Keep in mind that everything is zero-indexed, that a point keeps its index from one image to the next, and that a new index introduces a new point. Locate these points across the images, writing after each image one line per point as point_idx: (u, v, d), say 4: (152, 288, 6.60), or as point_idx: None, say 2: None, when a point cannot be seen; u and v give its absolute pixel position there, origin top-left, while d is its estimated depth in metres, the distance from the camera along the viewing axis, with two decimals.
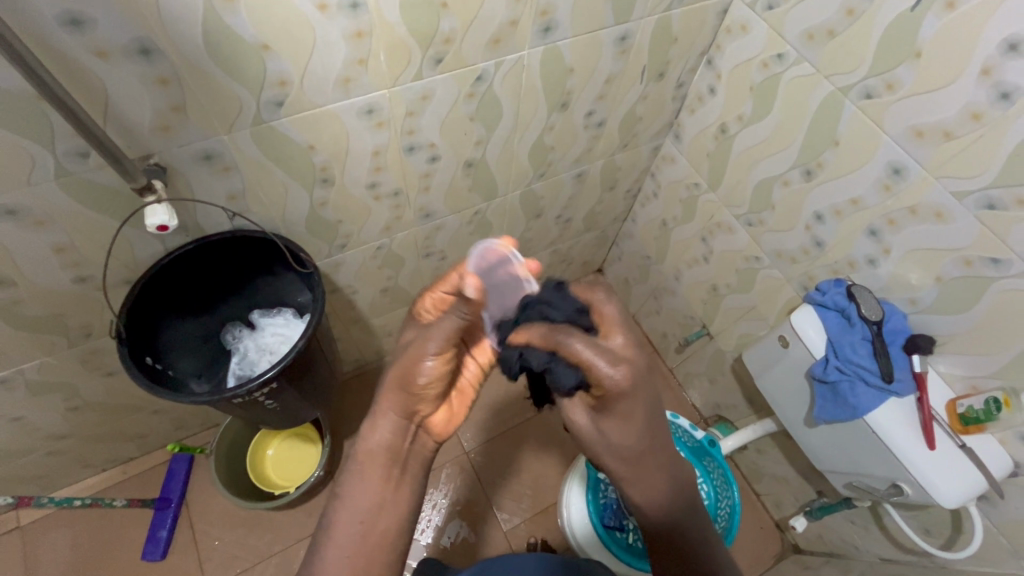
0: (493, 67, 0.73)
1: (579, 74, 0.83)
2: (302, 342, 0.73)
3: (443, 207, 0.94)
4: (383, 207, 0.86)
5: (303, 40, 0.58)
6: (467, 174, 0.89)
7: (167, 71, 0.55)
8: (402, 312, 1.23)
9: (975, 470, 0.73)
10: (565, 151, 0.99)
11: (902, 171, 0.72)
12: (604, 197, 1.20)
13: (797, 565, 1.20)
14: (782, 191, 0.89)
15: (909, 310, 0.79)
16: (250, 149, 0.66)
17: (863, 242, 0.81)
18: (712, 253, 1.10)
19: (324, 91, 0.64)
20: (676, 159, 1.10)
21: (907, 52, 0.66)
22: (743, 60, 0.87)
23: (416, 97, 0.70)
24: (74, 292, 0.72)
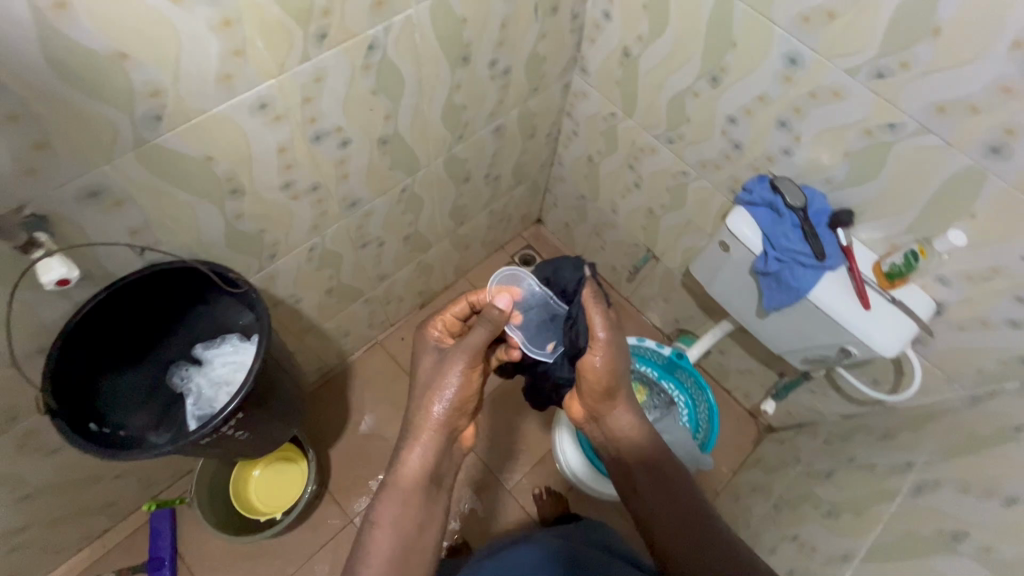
0: (383, 32, 0.68)
1: (473, 24, 0.79)
2: (257, 365, 0.69)
3: (368, 191, 0.90)
4: (304, 205, 0.82)
5: (165, 40, 0.52)
6: (383, 152, 0.85)
7: (14, 106, 0.48)
8: (354, 309, 1.19)
9: (905, 317, 0.81)
10: (478, 106, 0.96)
11: (797, 59, 0.75)
12: (527, 146, 1.19)
13: (774, 443, 1.31)
14: (693, 102, 0.91)
15: (826, 190, 0.84)
16: (141, 174, 0.60)
17: (777, 135, 0.84)
18: (642, 178, 1.12)
19: (206, 93, 0.58)
20: (587, 93, 1.09)
21: None
22: None
23: (309, 80, 0.65)
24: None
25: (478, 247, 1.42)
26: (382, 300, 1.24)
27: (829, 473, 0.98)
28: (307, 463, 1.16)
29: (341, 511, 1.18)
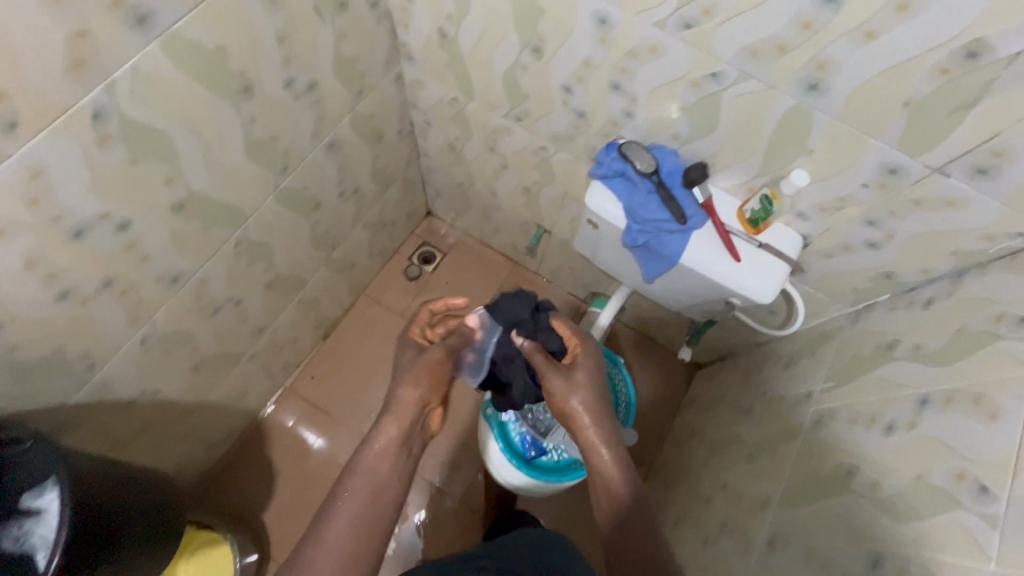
0: (103, 94, 0.55)
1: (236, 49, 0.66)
2: (63, 535, 0.58)
3: (189, 262, 0.79)
4: (104, 305, 0.70)
5: None
6: (187, 217, 0.73)
7: None
8: (236, 370, 1.09)
9: (776, 260, 0.80)
10: (291, 133, 0.83)
11: (606, 20, 0.68)
12: (377, 152, 1.08)
13: (704, 380, 1.33)
14: (525, 75, 0.83)
15: (676, 147, 0.80)
16: None
17: (613, 98, 0.78)
18: (506, 158, 1.04)
19: None
20: (423, 81, 0.98)
21: None
22: None
23: (26, 180, 0.53)
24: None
25: (366, 263, 1.32)
26: (270, 351, 1.14)
27: (748, 412, 0.99)
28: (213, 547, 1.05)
29: None
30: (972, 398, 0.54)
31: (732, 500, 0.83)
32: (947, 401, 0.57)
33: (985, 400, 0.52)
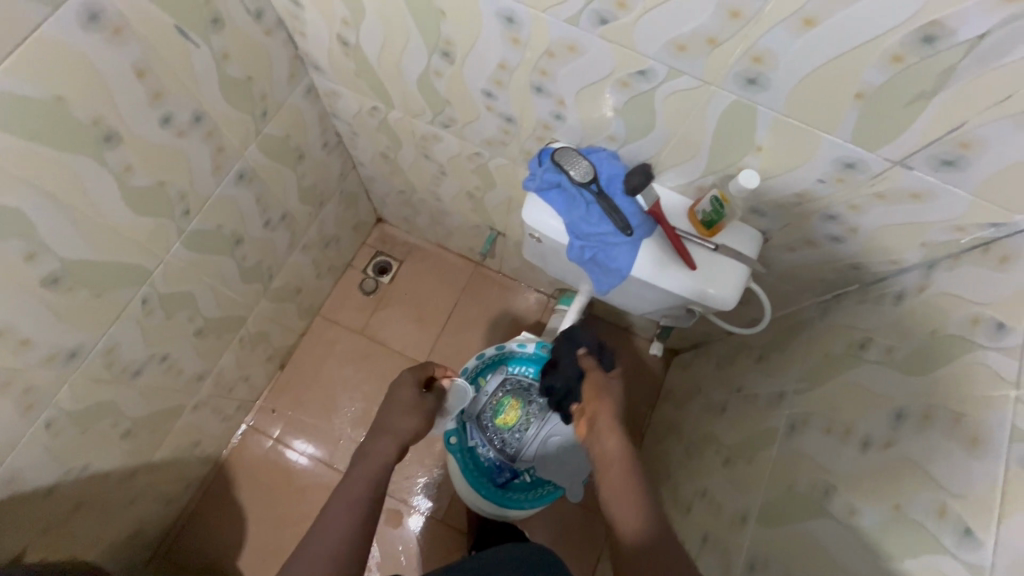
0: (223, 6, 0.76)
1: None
2: None
3: (217, 154, 0.89)
4: (193, 140, 0.82)
5: None
6: (200, 129, 0.83)
7: None
8: (274, 249, 1.21)
9: (734, 266, 0.81)
10: (262, 75, 0.90)
11: (512, 19, 0.64)
12: (351, 122, 1.14)
13: (677, 369, 1.51)
14: (440, 81, 0.84)
15: (612, 146, 0.80)
16: (28, 125, 0.59)
17: (539, 101, 0.77)
18: (442, 162, 1.14)
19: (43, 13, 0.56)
20: (332, 89, 1.03)
21: (432, 8, 0.69)
22: None
23: (115, 56, 0.65)
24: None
25: (325, 219, 1.39)
26: (272, 262, 1.24)
27: (718, 404, 1.15)
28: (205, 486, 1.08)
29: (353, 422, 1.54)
30: (887, 348, 0.71)
31: (716, 451, 1.06)
32: (874, 351, 0.74)
33: (966, 419, 0.55)
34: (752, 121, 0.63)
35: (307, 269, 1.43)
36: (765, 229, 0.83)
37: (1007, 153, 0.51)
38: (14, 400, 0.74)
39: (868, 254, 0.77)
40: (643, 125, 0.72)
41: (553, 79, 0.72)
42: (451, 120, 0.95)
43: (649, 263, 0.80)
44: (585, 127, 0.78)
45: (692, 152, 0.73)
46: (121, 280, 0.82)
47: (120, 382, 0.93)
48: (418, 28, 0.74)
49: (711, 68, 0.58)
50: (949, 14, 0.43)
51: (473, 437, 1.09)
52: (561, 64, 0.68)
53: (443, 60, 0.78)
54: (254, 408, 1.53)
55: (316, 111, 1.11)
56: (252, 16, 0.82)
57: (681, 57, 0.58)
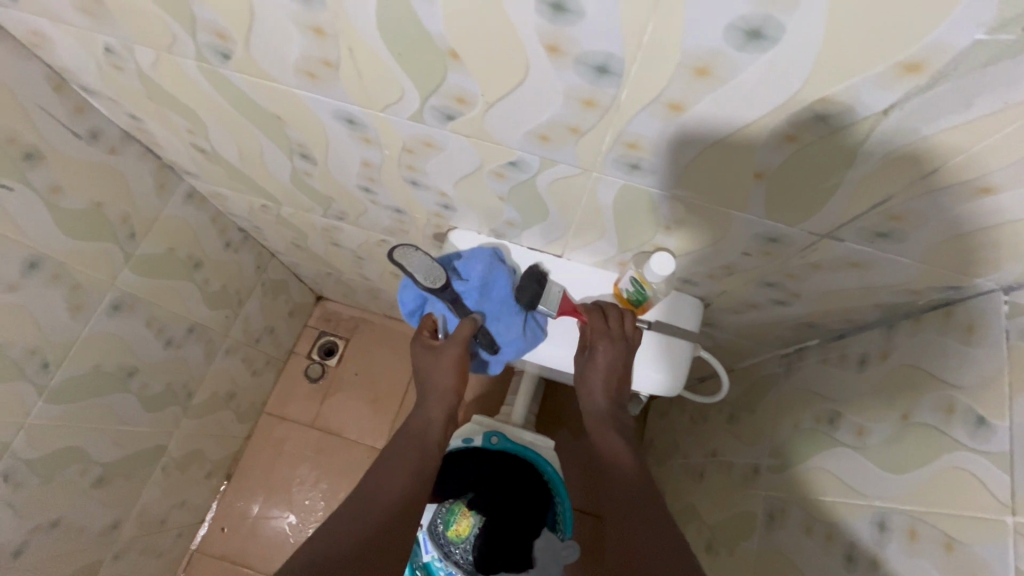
0: (37, 139, 0.65)
1: (75, 66, 0.62)
2: None
3: (74, 295, 0.77)
4: (32, 289, 0.71)
5: None
6: (42, 276, 0.72)
7: None
8: (186, 367, 1.09)
9: (674, 340, 0.71)
10: (117, 198, 0.79)
11: (354, 120, 0.54)
12: (249, 218, 1.03)
13: (657, 418, 1.39)
14: (313, 179, 0.73)
15: (516, 232, 0.69)
16: None
17: (421, 193, 0.67)
18: (355, 249, 1.03)
19: None
20: (215, 191, 0.92)
21: (268, 115, 0.59)
22: (109, 80, 0.63)
23: None
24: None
25: (248, 315, 1.27)
26: (186, 380, 1.11)
27: (697, 469, 1.03)
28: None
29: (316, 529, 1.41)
30: (857, 428, 0.61)
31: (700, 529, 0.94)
32: (846, 430, 0.63)
33: (959, 548, 0.45)
34: (652, 202, 0.53)
35: (239, 371, 1.31)
36: (703, 295, 0.72)
37: (948, 221, 0.43)
38: None
39: (822, 314, 0.66)
40: (538, 210, 0.62)
41: (425, 173, 0.61)
42: (342, 213, 0.84)
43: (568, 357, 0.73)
44: (480, 213, 0.68)
45: (599, 231, 0.62)
46: None
47: None
48: (265, 134, 0.64)
49: (584, 157, 0.48)
50: (840, 91, 0.33)
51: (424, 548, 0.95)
52: (426, 159, 0.58)
53: (305, 161, 0.68)
54: (200, 528, 1.39)
55: (207, 213, 1.00)
56: (83, 139, 0.71)
57: (547, 148, 0.48)
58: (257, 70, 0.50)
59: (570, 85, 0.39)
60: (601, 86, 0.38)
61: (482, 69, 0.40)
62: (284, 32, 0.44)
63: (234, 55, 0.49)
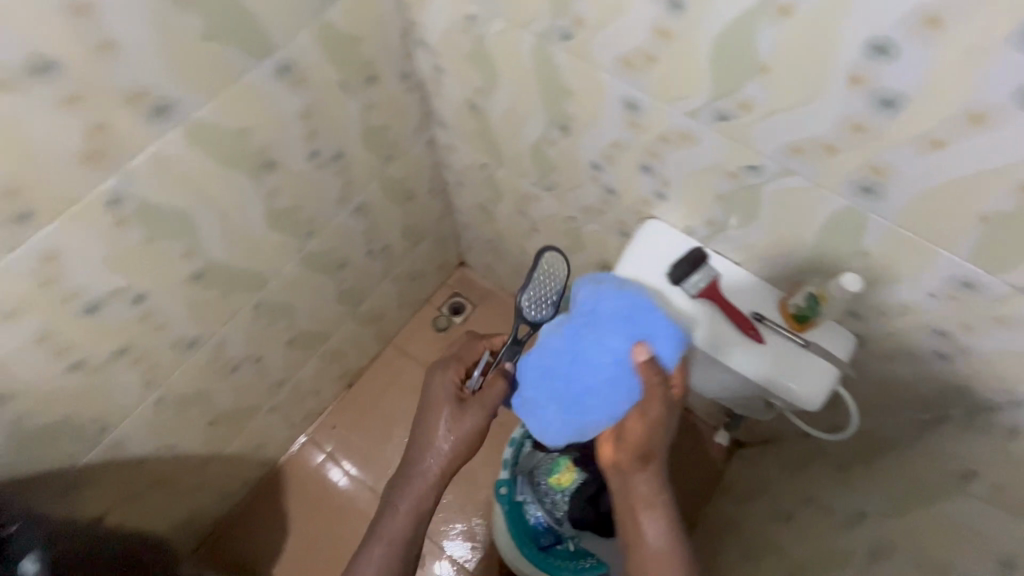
0: (380, 67, 0.89)
1: (430, 23, 0.85)
2: None
3: (344, 189, 1.00)
4: (330, 173, 0.94)
5: (217, 63, 0.64)
6: (338, 165, 0.95)
7: (143, 87, 0.58)
8: (368, 277, 1.31)
9: (822, 360, 0.80)
10: (395, 125, 1.02)
11: (635, 104, 0.70)
12: (460, 175, 1.25)
13: (743, 464, 1.42)
14: (553, 148, 0.91)
15: (713, 230, 0.82)
16: (208, 149, 0.70)
17: (645, 178, 0.82)
18: (536, 222, 1.19)
19: (245, 62, 0.67)
20: (453, 144, 1.14)
21: (562, 88, 0.77)
22: (446, 34, 0.84)
23: (293, 103, 0.78)
24: (68, 384, 0.74)
25: (417, 255, 1.49)
26: (364, 288, 1.33)
27: (786, 511, 1.07)
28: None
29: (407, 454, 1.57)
30: None
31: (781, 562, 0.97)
32: (981, 487, 0.68)
33: None
34: (861, 229, 0.64)
35: (393, 299, 1.53)
36: (861, 333, 0.80)
37: None
38: (140, 373, 0.84)
39: (981, 379, 0.72)
40: (748, 214, 0.74)
41: (663, 161, 0.77)
42: (555, 184, 1.01)
43: (716, 339, 0.82)
44: (688, 206, 0.82)
45: (794, 246, 0.74)
46: (244, 285, 0.93)
47: (220, 374, 1.03)
48: (544, 102, 0.82)
49: (825, 174, 0.60)
50: None
51: (523, 491, 1.09)
52: (674, 149, 0.73)
53: (560, 132, 0.86)
54: (318, 421, 1.59)
55: (434, 159, 1.22)
56: (399, 76, 0.94)
57: (796, 159, 0.61)
58: (585, 52, 0.68)
59: (849, 111, 0.52)
60: (878, 115, 0.51)
61: (781, 84, 0.54)
62: (634, 28, 0.61)
63: (575, 38, 0.68)
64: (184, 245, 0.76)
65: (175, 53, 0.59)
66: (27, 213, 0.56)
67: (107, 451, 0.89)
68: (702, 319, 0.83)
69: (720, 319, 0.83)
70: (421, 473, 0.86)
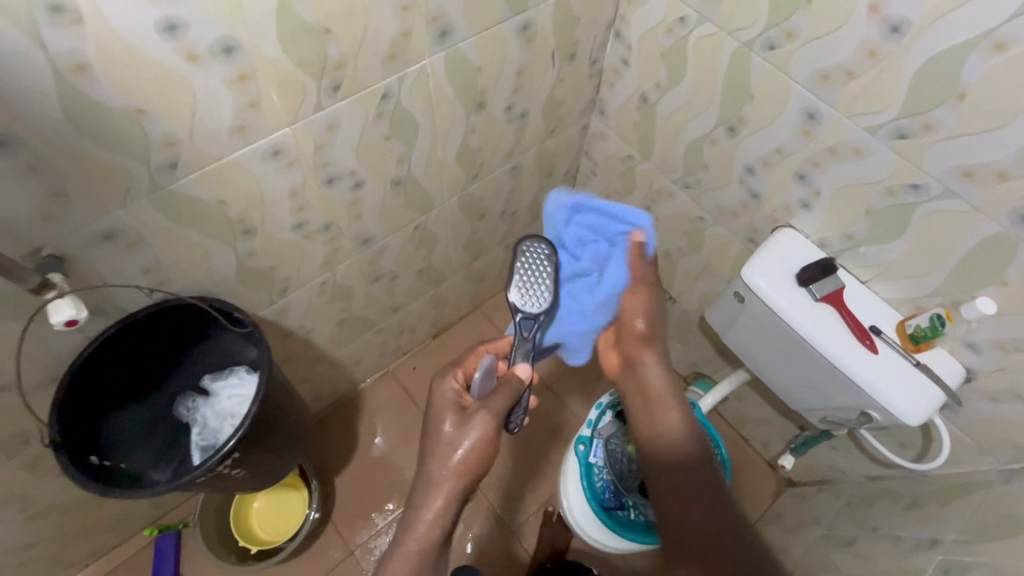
0: (581, 47, 1.03)
1: (637, 19, 0.99)
2: (254, 406, 0.76)
3: (513, 145, 1.14)
4: (512, 128, 1.08)
5: (492, 7, 0.80)
6: (519, 123, 1.09)
7: (444, 10, 0.74)
8: (491, 238, 1.44)
9: (931, 381, 0.86)
10: (569, 103, 1.16)
11: (815, 115, 0.82)
12: (598, 163, 1.35)
13: (795, 500, 1.44)
14: (712, 148, 1.02)
15: (847, 245, 0.92)
16: (454, 76, 0.86)
17: (796, 187, 0.93)
18: (659, 220, 1.29)
19: (506, 12, 0.83)
20: (605, 134, 1.26)
21: (746, 93, 0.90)
22: (648, 30, 0.98)
23: (517, 57, 0.93)
24: (289, 239, 0.88)
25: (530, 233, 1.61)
26: (483, 247, 1.46)
27: (848, 538, 1.10)
28: (309, 497, 1.35)
29: None
30: None
31: None
32: None
33: None
34: (1005, 254, 0.74)
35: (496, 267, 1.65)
36: (972, 367, 0.87)
37: None
38: (326, 252, 0.98)
39: None
40: (891, 232, 0.84)
41: (823, 172, 0.87)
42: (697, 183, 1.12)
43: (832, 341, 0.90)
44: (830, 219, 0.92)
45: (929, 267, 0.83)
46: (417, 204, 1.07)
47: (367, 280, 1.16)
48: (722, 102, 0.94)
49: (987, 199, 0.71)
50: None
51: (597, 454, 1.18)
52: (838, 161, 0.84)
53: (726, 132, 0.98)
54: (401, 357, 1.64)
55: (579, 146, 1.35)
56: (590, 60, 1.09)
57: (962, 182, 0.72)
58: (785, 63, 0.81)
59: None
60: None
61: (974, 110, 0.66)
62: (844, 47, 0.73)
63: (781, 48, 0.80)
64: (403, 150, 0.91)
65: None
66: (339, 86, 0.72)
67: (277, 312, 1.03)
68: (821, 321, 0.91)
69: (839, 324, 0.91)
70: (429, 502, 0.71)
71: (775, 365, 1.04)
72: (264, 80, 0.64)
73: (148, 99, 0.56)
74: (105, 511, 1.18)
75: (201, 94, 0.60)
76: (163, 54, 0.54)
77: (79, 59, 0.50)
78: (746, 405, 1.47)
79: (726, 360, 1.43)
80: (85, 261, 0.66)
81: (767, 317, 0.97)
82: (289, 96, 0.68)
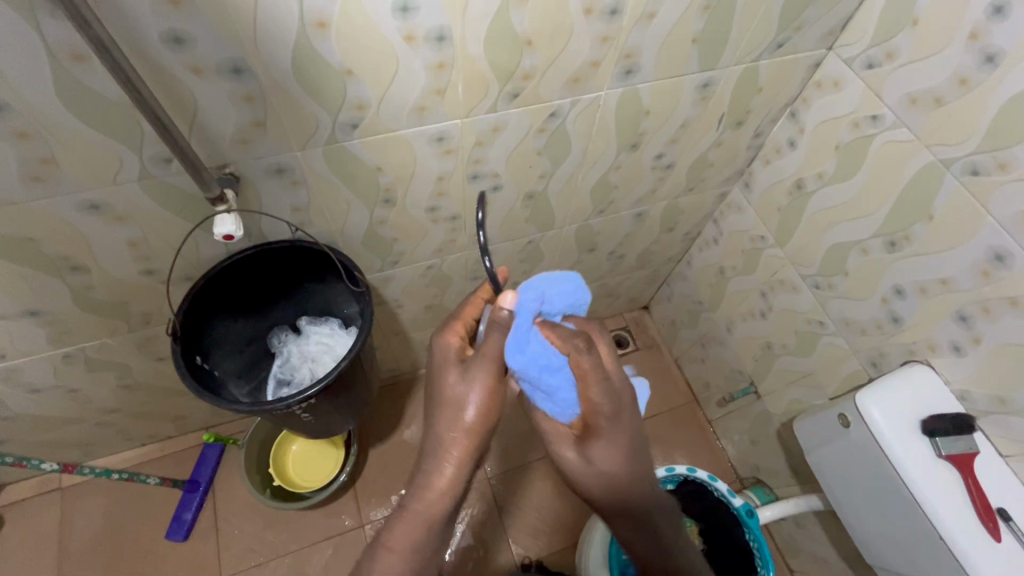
0: (751, 117, 1.00)
1: (821, 104, 0.94)
2: (344, 362, 0.80)
3: (646, 193, 1.12)
4: (653, 175, 1.06)
5: (681, 59, 0.80)
6: (662, 173, 1.07)
7: (636, 50, 0.75)
8: (591, 275, 1.41)
9: None
10: (717, 168, 1.12)
11: (1005, 258, 0.73)
12: (723, 234, 1.28)
13: None
14: (860, 257, 0.95)
15: (996, 409, 0.80)
16: (621, 112, 0.86)
17: (950, 326, 0.83)
18: (771, 310, 1.20)
19: (692, 66, 0.82)
20: (742, 208, 1.20)
21: (924, 212, 0.82)
22: (830, 118, 0.93)
23: (684, 111, 0.92)
24: (418, 218, 0.92)
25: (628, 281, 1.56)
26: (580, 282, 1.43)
27: None
28: (347, 456, 1.38)
29: (512, 424, 1.47)
30: None
31: None
32: None
33: None
34: None
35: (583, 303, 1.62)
36: None
37: None
38: (443, 240, 1.01)
39: None
40: None
41: (991, 321, 0.78)
42: (828, 287, 1.03)
43: (942, 507, 0.79)
44: (984, 375, 0.81)
45: None
46: (538, 221, 1.07)
47: (467, 277, 1.17)
48: (890, 213, 0.87)
49: None
50: None
51: None
52: (1018, 315, 0.74)
53: (884, 245, 0.90)
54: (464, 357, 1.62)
55: (710, 212, 1.29)
56: (754, 133, 1.05)
57: None
58: (984, 193, 0.74)
59: None
60: None
61: None
62: None
63: (986, 176, 0.73)
64: (548, 168, 0.92)
65: (672, 41, 0.76)
66: (518, 94, 0.74)
67: (379, 281, 1.06)
68: (937, 484, 0.80)
69: (957, 490, 0.80)
70: (440, 468, 0.62)
71: (864, 510, 0.93)
72: (458, 73, 0.67)
73: (360, 64, 0.61)
74: (174, 405, 1.27)
75: (402, 71, 0.64)
76: (388, 28, 0.59)
77: (321, 15, 0.55)
78: (805, 534, 1.32)
79: (798, 478, 1.29)
80: (253, 185, 0.73)
81: (871, 453, 0.87)
82: (472, 92, 0.71)
